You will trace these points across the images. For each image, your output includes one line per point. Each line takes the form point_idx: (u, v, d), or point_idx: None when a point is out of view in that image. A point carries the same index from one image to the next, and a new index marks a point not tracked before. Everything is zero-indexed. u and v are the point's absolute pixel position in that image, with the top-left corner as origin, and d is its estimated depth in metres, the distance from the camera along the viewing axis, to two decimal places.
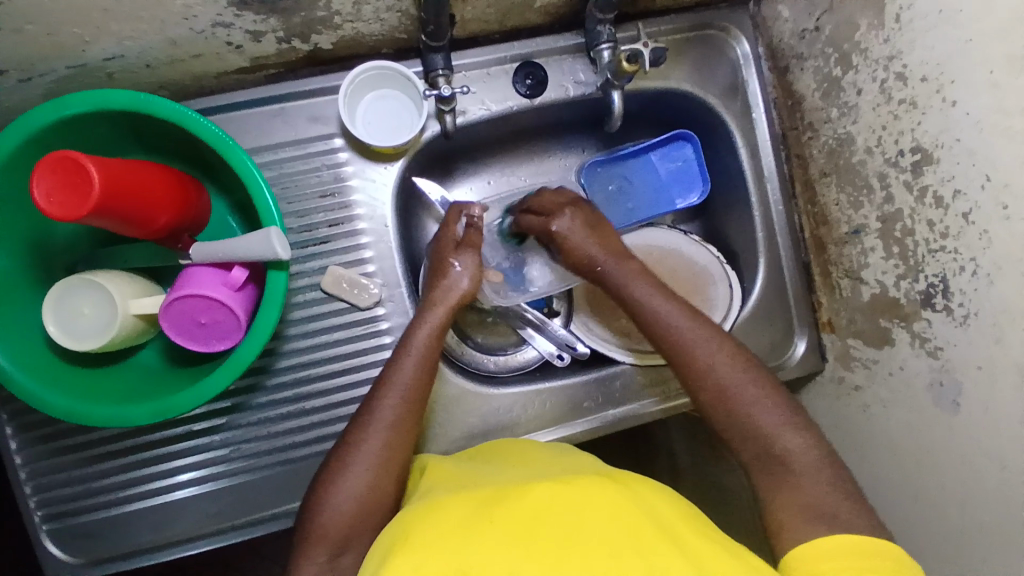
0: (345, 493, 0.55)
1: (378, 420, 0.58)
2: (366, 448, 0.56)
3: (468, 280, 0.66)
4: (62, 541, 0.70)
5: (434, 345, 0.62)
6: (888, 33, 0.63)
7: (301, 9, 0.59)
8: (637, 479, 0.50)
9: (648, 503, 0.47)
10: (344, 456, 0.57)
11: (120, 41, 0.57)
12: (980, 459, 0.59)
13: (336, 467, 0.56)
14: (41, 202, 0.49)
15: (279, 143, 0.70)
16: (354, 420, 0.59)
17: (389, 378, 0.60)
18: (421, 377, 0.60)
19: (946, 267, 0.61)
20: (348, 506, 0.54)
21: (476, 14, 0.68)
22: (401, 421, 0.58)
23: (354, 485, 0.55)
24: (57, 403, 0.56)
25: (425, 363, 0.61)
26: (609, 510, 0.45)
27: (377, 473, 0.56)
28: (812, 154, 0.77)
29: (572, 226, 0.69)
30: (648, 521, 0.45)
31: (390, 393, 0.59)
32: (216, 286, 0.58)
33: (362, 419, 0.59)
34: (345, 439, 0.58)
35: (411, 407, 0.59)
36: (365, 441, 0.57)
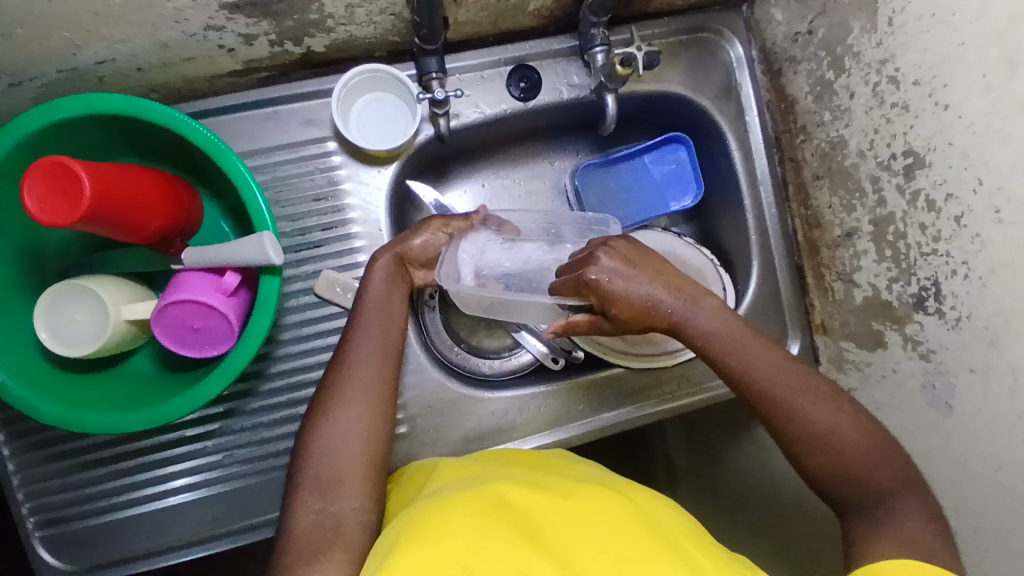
0: (337, 442, 0.55)
1: (358, 364, 0.58)
2: (345, 388, 0.57)
3: (419, 241, 0.65)
4: (56, 548, 0.70)
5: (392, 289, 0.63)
6: (881, 36, 0.63)
7: (293, 12, 0.59)
8: (640, 493, 0.51)
9: (650, 515, 0.47)
10: (326, 396, 0.57)
11: (111, 44, 0.57)
12: (973, 461, 0.59)
13: (318, 410, 0.57)
14: (32, 209, 0.48)
15: (272, 147, 0.69)
16: (331, 365, 0.60)
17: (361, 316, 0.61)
18: (388, 318, 0.61)
19: (938, 270, 0.61)
20: (337, 448, 0.54)
21: (469, 17, 0.68)
22: (382, 367, 0.59)
23: (340, 426, 0.55)
24: (49, 410, 0.56)
25: (390, 302, 0.62)
26: (616, 521, 0.45)
27: (359, 413, 0.56)
28: (805, 157, 0.77)
29: (610, 264, 0.58)
30: (652, 532, 0.45)
31: (362, 335, 0.60)
32: (209, 291, 0.57)
33: (339, 361, 0.59)
34: (325, 385, 0.59)
35: (388, 351, 0.60)
36: (344, 381, 0.57)
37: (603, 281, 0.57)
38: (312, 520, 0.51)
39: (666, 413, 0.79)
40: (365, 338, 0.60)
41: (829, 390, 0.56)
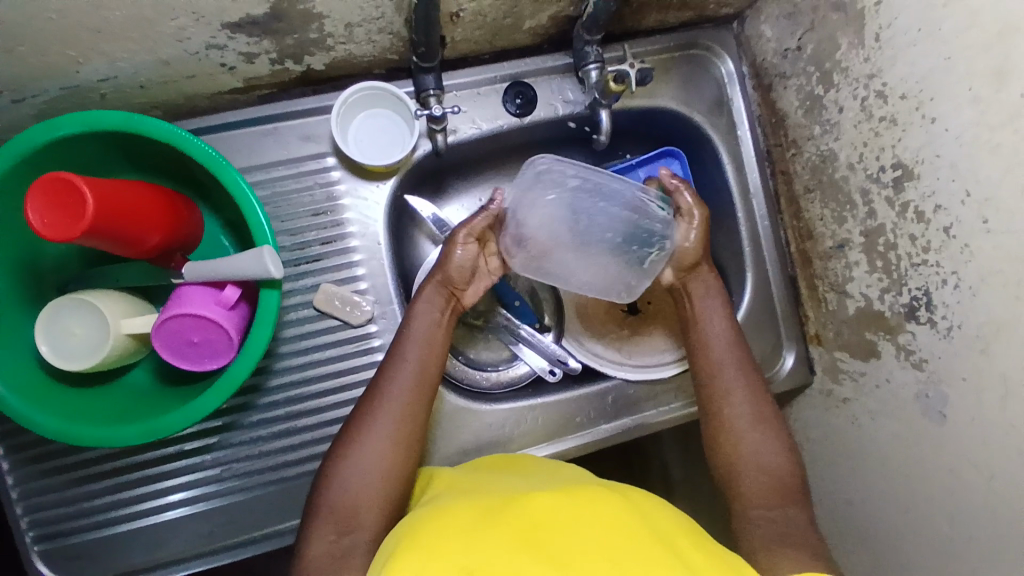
0: (357, 472, 0.56)
1: (390, 398, 0.60)
2: (374, 428, 0.59)
3: (462, 258, 0.66)
4: (53, 562, 0.69)
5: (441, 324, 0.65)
6: (868, 52, 0.65)
7: (294, 31, 0.60)
8: (635, 493, 0.51)
9: (646, 515, 0.48)
10: (357, 429, 0.59)
11: (113, 62, 0.58)
12: (967, 469, 0.60)
13: (345, 446, 0.58)
14: (35, 224, 0.49)
15: (271, 163, 0.70)
16: (363, 400, 0.61)
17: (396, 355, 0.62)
18: (424, 360, 0.63)
19: (928, 280, 0.62)
20: (358, 486, 0.56)
21: (466, 36, 0.69)
22: (411, 401, 0.60)
23: (364, 464, 0.57)
24: (49, 424, 0.56)
25: (430, 346, 0.64)
26: (613, 522, 0.46)
27: (383, 453, 0.58)
28: (796, 170, 0.79)
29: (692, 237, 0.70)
30: (649, 533, 0.46)
31: (399, 369, 0.61)
32: (208, 305, 0.58)
33: (369, 399, 0.61)
34: (353, 419, 0.60)
35: (421, 386, 0.61)
36: (376, 415, 0.59)
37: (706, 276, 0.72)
38: (326, 550, 0.53)
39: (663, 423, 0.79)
40: (399, 379, 0.61)
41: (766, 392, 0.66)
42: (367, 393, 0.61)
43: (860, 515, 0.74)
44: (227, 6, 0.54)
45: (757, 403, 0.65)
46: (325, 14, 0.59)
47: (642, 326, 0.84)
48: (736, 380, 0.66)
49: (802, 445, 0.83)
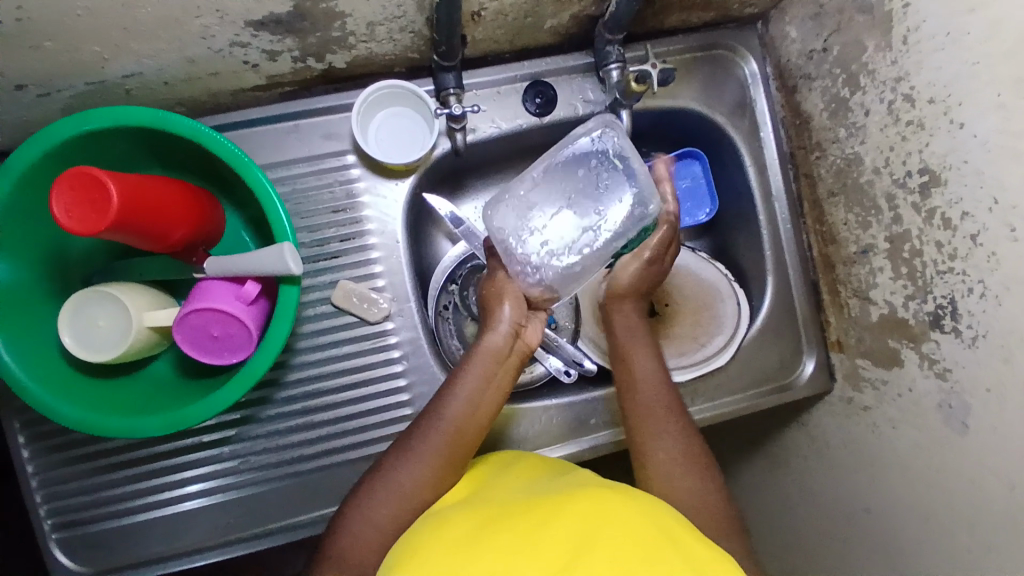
0: (365, 522, 0.54)
1: (418, 449, 0.56)
2: (397, 479, 0.55)
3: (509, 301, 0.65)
4: (73, 551, 0.71)
5: (487, 382, 0.61)
6: (896, 55, 0.64)
7: (317, 30, 0.61)
8: (640, 491, 0.51)
9: (647, 510, 0.48)
10: (379, 475, 0.56)
11: (139, 59, 0.59)
12: (990, 482, 0.59)
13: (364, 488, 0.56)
14: (60, 218, 0.50)
15: (293, 160, 0.71)
16: (392, 446, 0.58)
17: (434, 411, 0.59)
18: (467, 420, 0.58)
19: (954, 288, 0.61)
20: (373, 534, 0.53)
21: (487, 34, 0.69)
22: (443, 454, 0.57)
23: (376, 508, 0.54)
24: (72, 414, 0.57)
25: (467, 409, 0.59)
26: (611, 516, 0.46)
27: (396, 505, 0.54)
28: (820, 173, 0.78)
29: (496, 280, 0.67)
30: (649, 526, 0.46)
31: (431, 424, 0.58)
32: (230, 300, 0.59)
33: (396, 448, 0.57)
34: (380, 464, 0.58)
35: (455, 444, 0.57)
36: (398, 463, 0.56)
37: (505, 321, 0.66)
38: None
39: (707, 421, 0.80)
40: (433, 435, 0.57)
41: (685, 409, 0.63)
42: (397, 440, 0.58)
43: (878, 523, 0.73)
44: (252, 5, 0.55)
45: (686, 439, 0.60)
46: (347, 13, 0.59)
47: (659, 328, 0.84)
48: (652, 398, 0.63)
49: (821, 452, 0.82)
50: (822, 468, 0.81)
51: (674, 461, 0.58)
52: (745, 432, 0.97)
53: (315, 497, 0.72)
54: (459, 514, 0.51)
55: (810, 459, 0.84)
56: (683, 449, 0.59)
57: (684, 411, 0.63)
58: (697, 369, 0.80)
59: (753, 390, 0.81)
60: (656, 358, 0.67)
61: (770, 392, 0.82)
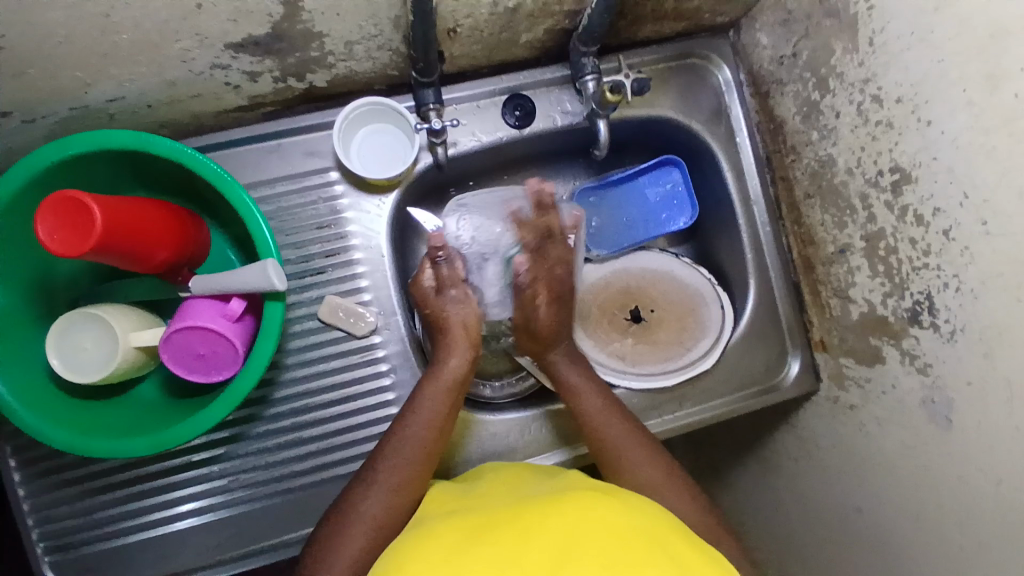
0: (342, 559, 0.54)
1: (383, 481, 0.58)
2: (362, 511, 0.56)
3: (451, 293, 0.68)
4: (64, 574, 0.70)
5: (443, 405, 0.63)
6: (863, 57, 0.65)
7: (295, 50, 0.62)
8: (624, 493, 0.52)
9: (633, 513, 0.48)
10: (341, 519, 0.57)
11: (120, 84, 0.60)
12: (976, 476, 0.59)
13: (333, 526, 0.56)
14: (44, 240, 0.50)
15: (276, 178, 0.72)
16: (356, 479, 0.60)
17: (395, 439, 0.61)
18: (425, 441, 0.61)
19: (930, 283, 0.62)
20: (342, 570, 0.53)
21: (464, 50, 0.70)
22: (404, 482, 0.58)
23: (350, 545, 0.55)
24: (58, 436, 0.57)
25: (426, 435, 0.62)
26: (597, 523, 0.46)
27: (368, 536, 0.55)
28: (796, 176, 0.79)
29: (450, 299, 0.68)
30: (634, 531, 0.46)
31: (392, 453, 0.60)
32: (215, 318, 0.59)
33: (361, 483, 0.59)
34: (343, 498, 0.59)
35: (417, 466, 0.60)
36: (363, 499, 0.57)
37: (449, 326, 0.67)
38: None
39: (664, 434, 0.79)
40: (395, 462, 0.59)
41: (643, 428, 0.66)
42: (360, 473, 0.60)
43: (870, 523, 0.73)
44: (230, 27, 0.56)
45: (648, 450, 0.63)
46: (325, 33, 0.61)
47: (647, 335, 0.85)
48: (601, 422, 0.65)
49: (811, 453, 0.82)
50: (813, 469, 0.82)
51: (652, 478, 0.60)
52: (736, 436, 0.97)
53: (307, 515, 0.72)
54: (444, 525, 0.51)
55: (799, 460, 0.85)
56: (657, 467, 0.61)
57: (636, 424, 0.66)
58: (681, 373, 0.81)
59: (740, 393, 0.82)
60: (601, 391, 0.67)
61: (758, 395, 0.82)
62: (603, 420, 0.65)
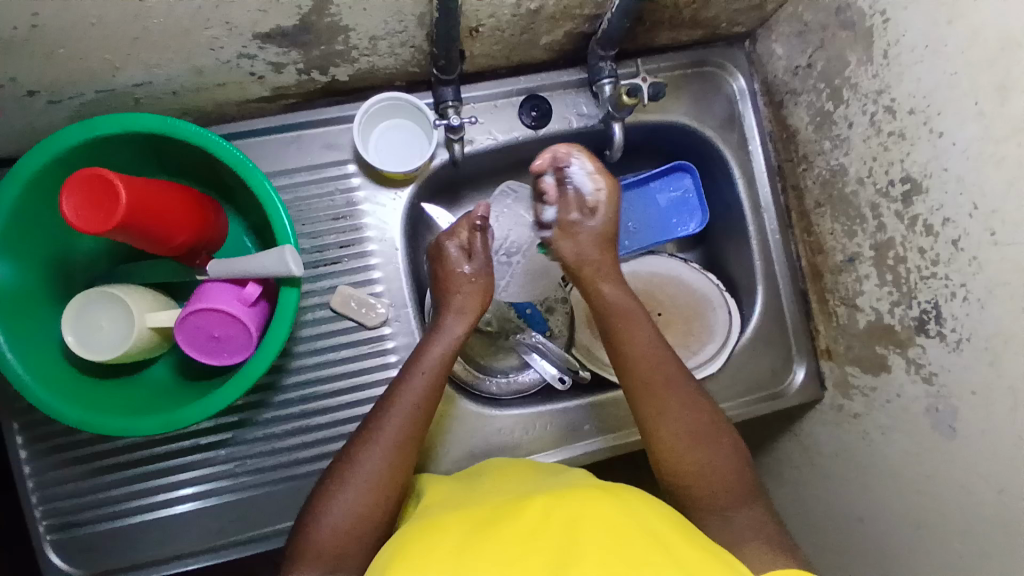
0: (341, 513, 0.55)
1: (383, 439, 0.58)
2: (361, 468, 0.57)
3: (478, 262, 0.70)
4: (65, 553, 0.71)
5: (445, 364, 0.64)
6: (877, 68, 0.66)
7: (321, 43, 0.63)
8: (625, 491, 0.52)
9: (635, 512, 0.49)
10: (339, 475, 0.57)
11: (148, 69, 0.61)
12: (978, 486, 0.60)
13: (333, 484, 0.57)
14: (70, 217, 0.51)
15: (294, 169, 0.73)
16: (356, 436, 0.60)
17: (395, 399, 0.61)
18: (424, 402, 0.61)
19: (938, 293, 0.63)
20: (341, 525, 0.55)
21: (485, 50, 0.72)
22: (404, 441, 0.59)
23: (349, 503, 0.55)
24: (70, 412, 0.58)
25: (427, 394, 0.61)
26: (599, 521, 0.46)
27: (368, 494, 0.56)
28: (807, 185, 0.80)
29: (477, 262, 0.70)
30: (636, 529, 0.47)
31: (394, 410, 0.60)
32: (230, 302, 0.60)
33: (360, 441, 0.59)
34: (343, 455, 0.59)
35: (416, 426, 0.60)
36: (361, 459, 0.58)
37: (462, 287, 0.69)
38: None
39: None
40: (396, 422, 0.59)
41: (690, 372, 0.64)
42: (359, 431, 0.60)
43: (871, 532, 0.73)
44: (259, 17, 0.57)
45: (693, 400, 0.61)
46: (351, 27, 0.62)
47: None
48: (649, 360, 0.63)
49: (815, 461, 0.82)
50: (816, 477, 0.82)
51: (687, 424, 0.60)
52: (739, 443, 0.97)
53: None
54: (446, 520, 0.51)
55: (802, 468, 0.85)
56: (698, 416, 0.61)
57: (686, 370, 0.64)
58: None
59: (743, 398, 0.82)
60: (652, 329, 0.66)
61: (761, 401, 0.83)
62: (648, 354, 0.63)
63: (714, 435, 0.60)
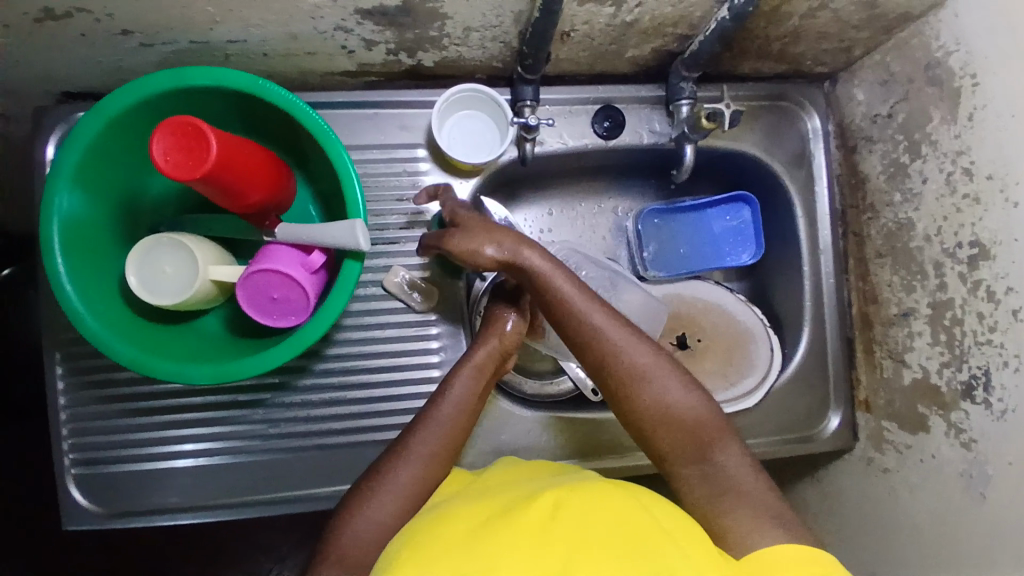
0: (370, 522, 0.55)
1: (413, 453, 0.59)
2: (393, 480, 0.57)
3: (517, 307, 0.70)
4: (88, 489, 0.72)
5: (474, 389, 0.65)
6: (960, 128, 0.66)
7: (416, 26, 0.64)
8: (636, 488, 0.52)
9: (646, 507, 0.48)
10: (373, 482, 0.58)
11: (246, 27, 0.62)
12: (1000, 558, 0.59)
13: (363, 491, 0.57)
14: (160, 161, 0.53)
15: (367, 146, 0.74)
16: (387, 450, 0.61)
17: (427, 417, 0.62)
18: (455, 425, 0.62)
19: (990, 360, 0.62)
20: (369, 534, 0.54)
21: (570, 55, 0.72)
22: (433, 456, 0.60)
23: (377, 511, 0.56)
24: (124, 350, 0.59)
25: (458, 416, 0.63)
26: (612, 516, 0.46)
27: (396, 504, 0.56)
28: (870, 234, 0.79)
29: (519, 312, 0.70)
30: (650, 526, 0.46)
31: (426, 427, 0.62)
32: (294, 266, 0.61)
33: (393, 454, 0.60)
34: (375, 467, 0.60)
35: (446, 445, 0.61)
36: (392, 471, 0.58)
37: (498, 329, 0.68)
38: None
39: None
40: (426, 436, 0.61)
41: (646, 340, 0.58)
42: (391, 445, 0.61)
43: None
44: None
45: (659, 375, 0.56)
46: (449, 15, 0.62)
47: (691, 362, 0.85)
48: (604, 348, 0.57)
49: (837, 509, 0.81)
50: (836, 525, 0.81)
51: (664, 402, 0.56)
52: None
53: (334, 475, 0.73)
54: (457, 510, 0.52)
55: (821, 515, 0.85)
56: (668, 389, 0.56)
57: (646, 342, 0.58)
58: (732, 405, 0.80)
59: (774, 437, 0.82)
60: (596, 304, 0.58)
61: (791, 442, 0.82)
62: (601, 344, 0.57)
63: (693, 399, 0.56)
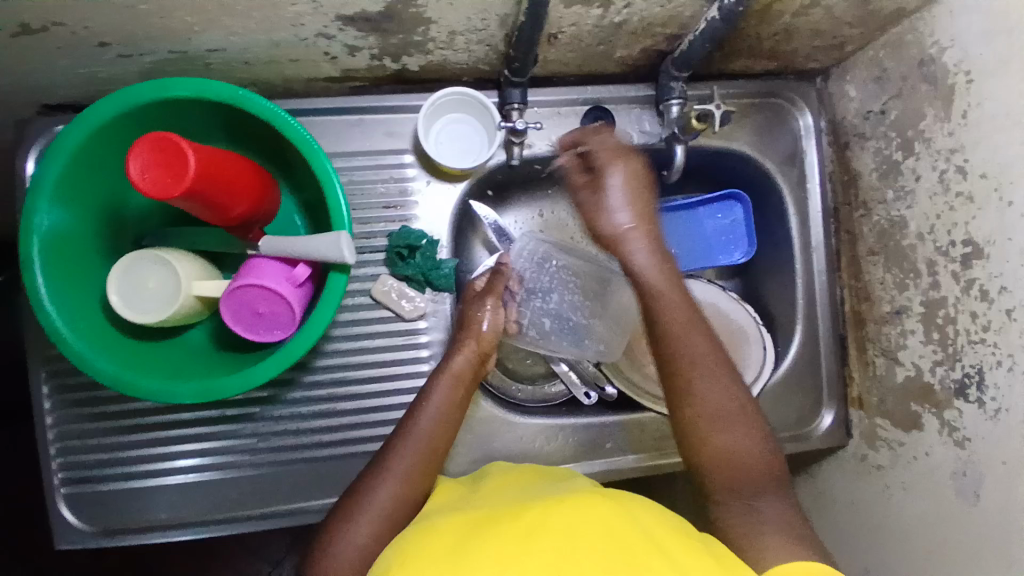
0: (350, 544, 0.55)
1: (390, 472, 0.59)
2: (370, 500, 0.57)
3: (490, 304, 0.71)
4: (77, 508, 0.71)
5: (451, 403, 0.65)
6: (953, 126, 0.65)
7: (401, 31, 0.62)
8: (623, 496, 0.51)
9: (636, 516, 0.48)
10: (351, 504, 0.58)
11: (227, 35, 0.60)
12: (995, 555, 0.60)
13: (343, 512, 0.57)
14: (136, 178, 0.51)
15: (353, 152, 0.73)
16: (366, 470, 0.61)
17: (405, 434, 0.62)
18: (432, 440, 0.62)
19: (983, 358, 0.62)
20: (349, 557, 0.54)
21: (558, 56, 0.71)
22: (410, 472, 0.59)
23: (356, 533, 0.55)
24: (108, 369, 0.58)
25: (434, 431, 0.63)
26: (601, 525, 0.46)
27: (376, 524, 0.56)
28: (863, 232, 0.79)
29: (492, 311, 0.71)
30: (638, 535, 0.46)
31: (404, 444, 0.61)
32: (279, 280, 0.60)
33: (369, 474, 0.60)
34: (355, 487, 0.60)
35: (423, 460, 0.61)
36: (369, 491, 0.58)
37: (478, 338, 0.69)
38: None
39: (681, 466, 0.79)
40: (402, 453, 0.60)
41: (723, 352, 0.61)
42: (370, 465, 0.61)
43: None
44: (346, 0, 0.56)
45: (722, 384, 0.60)
46: (434, 19, 0.61)
47: None
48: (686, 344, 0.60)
49: (831, 506, 0.82)
50: (830, 521, 0.81)
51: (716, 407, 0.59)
52: None
53: (327, 485, 0.72)
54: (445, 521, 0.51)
55: (814, 511, 0.85)
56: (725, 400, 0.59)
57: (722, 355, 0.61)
58: None
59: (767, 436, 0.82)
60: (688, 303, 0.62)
61: (785, 441, 0.82)
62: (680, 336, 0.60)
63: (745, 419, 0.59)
